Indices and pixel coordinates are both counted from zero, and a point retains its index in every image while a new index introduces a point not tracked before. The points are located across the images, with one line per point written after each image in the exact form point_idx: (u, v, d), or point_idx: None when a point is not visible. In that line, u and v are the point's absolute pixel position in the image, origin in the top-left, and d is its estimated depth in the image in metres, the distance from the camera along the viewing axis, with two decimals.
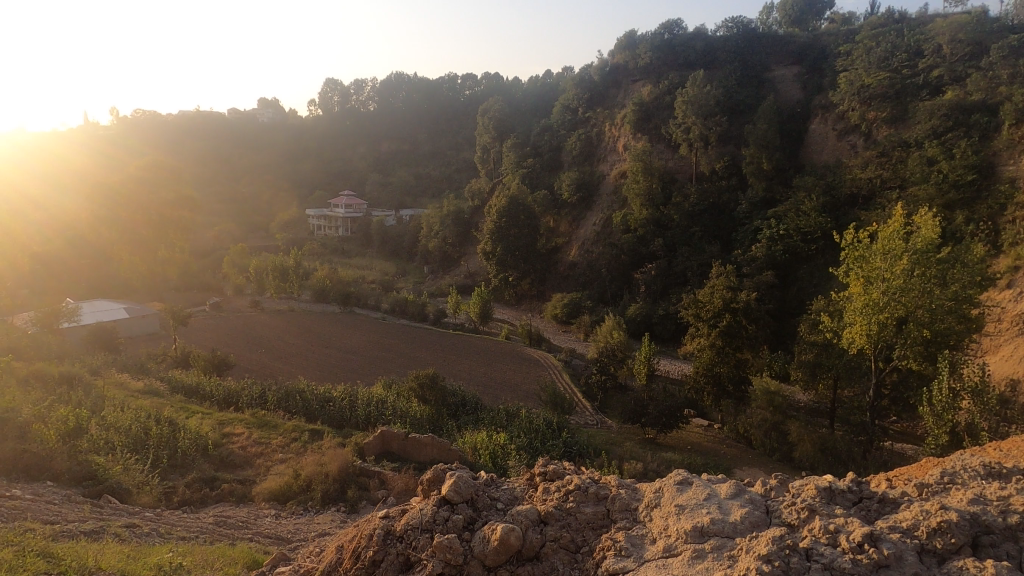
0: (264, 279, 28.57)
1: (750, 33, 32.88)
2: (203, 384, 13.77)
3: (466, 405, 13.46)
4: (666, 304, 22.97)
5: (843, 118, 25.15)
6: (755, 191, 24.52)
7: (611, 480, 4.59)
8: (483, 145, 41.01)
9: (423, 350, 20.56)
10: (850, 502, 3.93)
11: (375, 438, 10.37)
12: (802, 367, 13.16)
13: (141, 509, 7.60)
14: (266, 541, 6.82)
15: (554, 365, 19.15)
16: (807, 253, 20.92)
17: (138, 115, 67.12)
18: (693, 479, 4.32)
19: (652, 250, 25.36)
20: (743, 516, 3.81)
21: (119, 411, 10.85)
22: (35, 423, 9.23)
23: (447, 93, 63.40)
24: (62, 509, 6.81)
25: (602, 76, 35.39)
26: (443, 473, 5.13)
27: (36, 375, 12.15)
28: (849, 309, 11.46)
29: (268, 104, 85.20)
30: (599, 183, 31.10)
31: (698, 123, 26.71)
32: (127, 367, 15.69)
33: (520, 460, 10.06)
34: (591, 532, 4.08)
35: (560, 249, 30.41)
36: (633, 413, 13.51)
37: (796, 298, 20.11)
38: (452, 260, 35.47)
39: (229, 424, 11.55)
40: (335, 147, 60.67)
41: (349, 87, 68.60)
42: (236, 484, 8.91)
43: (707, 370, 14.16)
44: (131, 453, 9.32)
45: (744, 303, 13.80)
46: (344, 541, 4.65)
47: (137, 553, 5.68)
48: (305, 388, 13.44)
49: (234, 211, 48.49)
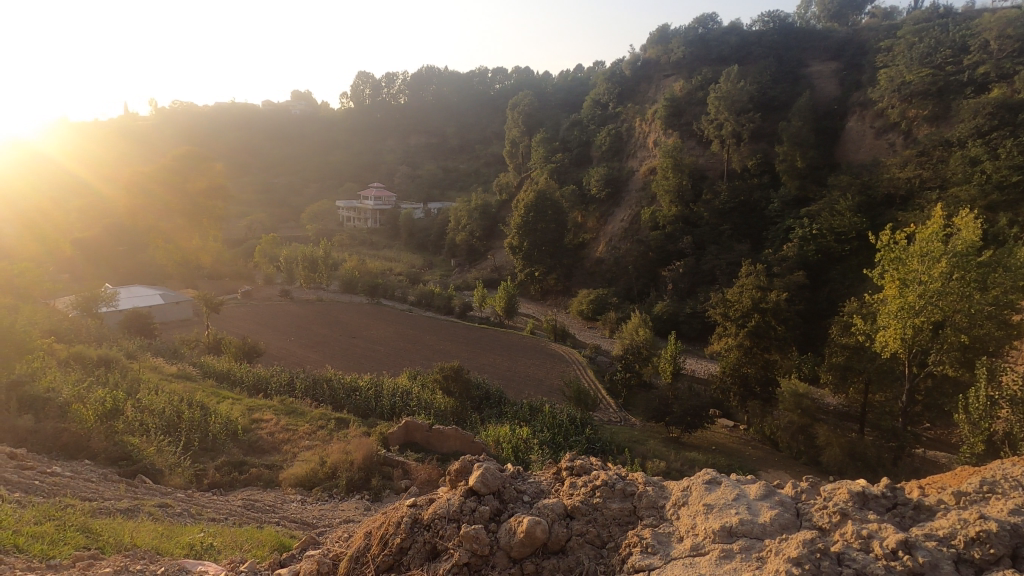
0: (293, 269, 29.01)
1: (787, 28, 32.56)
2: (234, 369, 14.10)
3: (490, 398, 13.53)
4: (694, 303, 22.74)
5: (882, 116, 24.58)
6: (788, 190, 24.01)
7: (638, 476, 4.54)
8: (512, 139, 41.04)
9: (448, 343, 20.69)
10: (884, 508, 3.86)
11: (399, 428, 10.49)
12: (833, 370, 12.94)
13: (173, 490, 7.82)
14: (291, 526, 6.96)
15: (578, 361, 19.09)
16: (840, 254, 20.43)
17: (174, 108, 68.80)
18: (723, 479, 4.27)
19: (680, 248, 25.11)
20: (773, 518, 3.75)
21: (153, 394, 11.18)
22: (75, 403, 9.62)
23: (478, 86, 65.61)
24: (99, 487, 7.05)
25: (633, 71, 35.23)
26: (471, 464, 5.16)
27: (76, 357, 12.61)
28: (883, 311, 11.19)
29: (300, 96, 86.53)
30: (628, 179, 30.95)
31: (731, 120, 26.27)
32: (161, 351, 16.12)
33: (542, 455, 10.11)
34: (617, 528, 4.07)
35: (587, 244, 30.27)
36: (657, 411, 13.44)
37: (827, 299, 19.64)
38: (480, 254, 35.55)
39: (257, 410, 11.78)
40: (365, 140, 61.38)
41: (380, 80, 69.28)
42: (264, 468, 9.11)
43: (734, 371, 14.01)
44: (164, 435, 9.61)
45: (774, 304, 13.69)
46: (372, 527, 4.67)
47: (171, 532, 5.85)
48: (333, 377, 13.69)
49: (266, 201, 49.25)
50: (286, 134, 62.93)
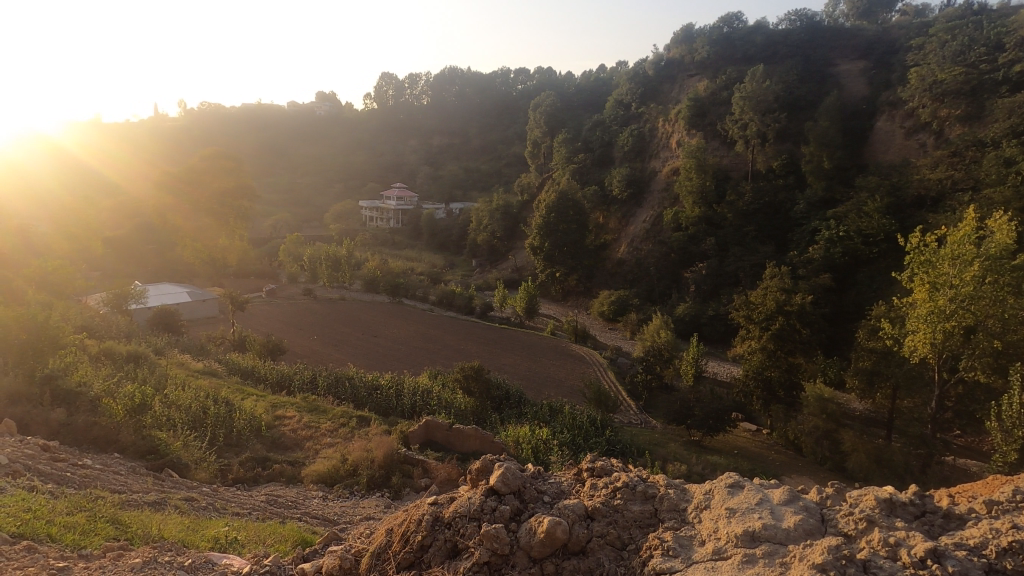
0: (317, 268, 29.36)
1: (814, 26, 32.13)
2: (259, 367, 14.33)
3: (510, 398, 13.55)
4: (716, 305, 22.51)
5: (912, 116, 24.13)
6: (814, 190, 23.63)
7: (659, 478, 4.51)
8: (534, 140, 41.06)
9: (468, 343, 20.76)
10: (912, 516, 3.77)
11: (419, 426, 10.55)
12: (859, 374, 12.70)
13: (199, 484, 7.97)
14: (313, 522, 7.05)
15: (599, 362, 19.01)
16: (867, 257, 19.99)
17: (203, 110, 70.35)
18: (745, 484, 4.22)
19: (703, 249, 24.92)
20: (796, 523, 3.70)
21: (180, 389, 11.41)
22: (105, 397, 9.86)
23: (500, 87, 65.86)
24: (127, 480, 7.22)
25: (656, 71, 35.01)
26: (492, 463, 5.18)
27: (107, 353, 12.94)
28: (912, 315, 10.92)
29: (325, 98, 87.71)
30: (650, 180, 30.75)
31: (756, 120, 26.02)
32: (188, 348, 16.44)
33: (562, 456, 10.10)
34: (638, 530, 4.04)
35: (609, 245, 30.11)
36: (679, 414, 13.34)
37: (853, 302, 19.28)
38: (501, 254, 35.60)
39: (281, 407, 11.96)
40: (388, 140, 61.90)
41: (403, 81, 71.13)
42: (287, 465, 9.23)
43: (758, 374, 13.84)
44: (190, 430, 9.81)
45: (799, 306, 13.56)
46: (393, 524, 4.71)
47: (197, 525, 5.96)
48: (354, 375, 13.84)
49: (290, 201, 49.90)
50: (311, 135, 63.82)
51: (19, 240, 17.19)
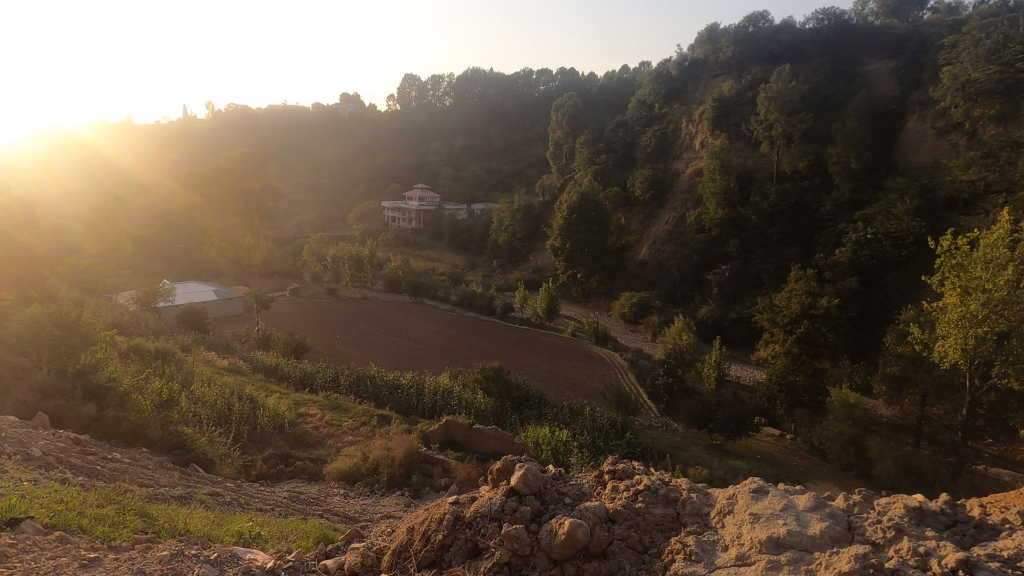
0: (340, 267, 29.66)
1: (843, 25, 31.62)
2: (282, 364, 14.51)
3: (530, 399, 13.54)
4: (740, 308, 22.24)
5: (944, 116, 23.63)
6: (841, 192, 23.23)
7: (682, 482, 4.47)
8: (556, 141, 41.02)
9: (488, 344, 20.81)
10: (942, 525, 3.70)
11: (440, 426, 10.58)
12: (887, 380, 12.44)
13: (223, 479, 8.11)
14: (334, 519, 7.12)
15: (619, 364, 18.91)
16: (896, 260, 19.52)
17: (231, 111, 71.68)
18: (769, 488, 4.17)
19: (726, 251, 24.66)
20: (822, 530, 3.64)
21: (206, 386, 11.62)
22: (133, 392, 10.07)
23: (523, 88, 65.95)
24: (155, 474, 7.37)
25: (680, 71, 34.74)
26: (513, 464, 5.18)
27: (136, 349, 13.24)
28: (943, 320, 10.65)
29: (349, 100, 88.70)
30: (673, 181, 30.51)
31: (781, 121, 25.69)
32: (214, 345, 16.74)
33: (582, 458, 10.06)
34: (660, 534, 4.01)
35: (630, 247, 29.91)
36: (700, 418, 13.20)
37: (881, 305, 18.88)
38: (522, 255, 35.60)
39: (304, 405, 12.11)
40: (411, 140, 62.35)
41: (426, 82, 72.20)
42: (309, 462, 9.34)
43: (782, 379, 13.64)
44: (216, 426, 9.99)
45: (824, 310, 13.37)
46: (415, 522, 4.74)
47: (222, 520, 6.06)
48: (376, 374, 13.94)
49: (314, 202, 50.50)
50: (335, 136, 64.57)
51: (52, 238, 17.82)
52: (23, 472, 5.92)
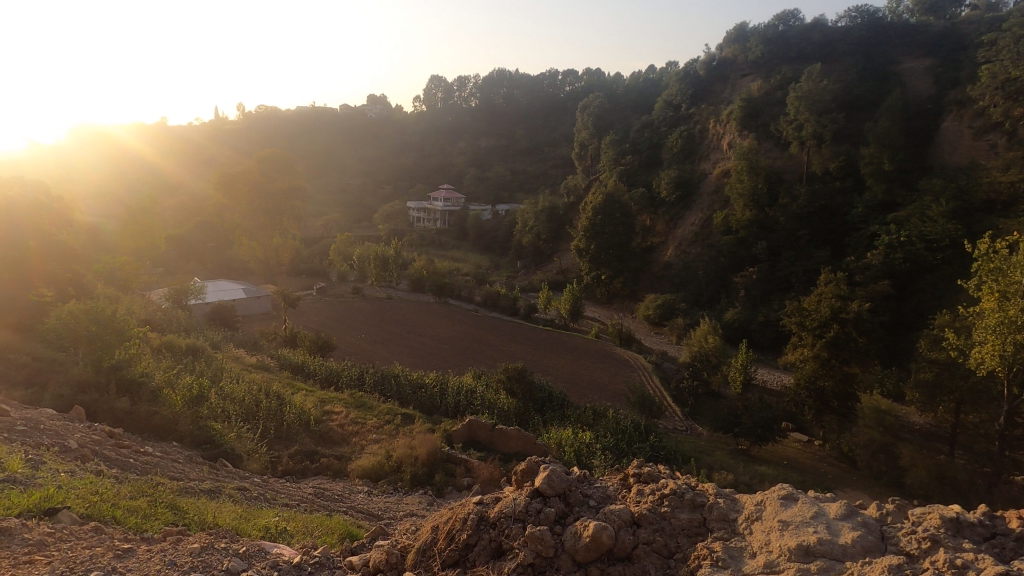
0: (366, 267, 29.91)
1: (876, 23, 31.09)
2: (308, 363, 14.70)
3: (553, 400, 13.51)
4: (767, 311, 21.89)
5: (983, 115, 22.97)
6: (873, 193, 22.71)
7: (708, 487, 4.41)
8: (581, 141, 40.89)
9: (511, 344, 20.89)
10: (980, 537, 3.58)
11: (463, 426, 10.63)
12: (920, 387, 12.12)
13: (251, 474, 8.26)
14: (358, 516, 7.19)
15: (643, 367, 18.76)
16: (930, 263, 18.98)
17: (261, 113, 73.01)
18: (798, 496, 4.09)
19: (753, 253, 24.30)
20: (854, 539, 3.57)
21: (235, 383, 11.85)
22: (165, 388, 10.31)
23: (548, 89, 65.90)
24: (185, 468, 7.54)
25: (708, 71, 34.38)
26: (537, 465, 5.18)
27: (168, 345, 13.55)
28: (980, 326, 10.33)
29: (377, 100, 89.65)
30: (700, 182, 30.16)
31: (811, 121, 25.23)
32: (243, 343, 17.05)
33: (605, 461, 10.00)
34: (685, 539, 3.96)
35: (655, 248, 29.64)
36: (725, 422, 13.02)
37: (915, 311, 18.43)
38: (546, 256, 35.57)
39: (329, 402, 12.25)
40: (437, 141, 62.72)
41: (452, 84, 72.62)
42: (334, 459, 9.46)
43: (810, 384, 13.38)
44: (244, 422, 10.19)
45: (855, 314, 13.10)
46: (439, 521, 4.76)
47: (249, 514, 6.16)
48: (400, 373, 14.04)
49: (341, 202, 51.11)
50: (362, 137, 65.33)
51: (89, 236, 18.28)
52: (60, 464, 6.11)
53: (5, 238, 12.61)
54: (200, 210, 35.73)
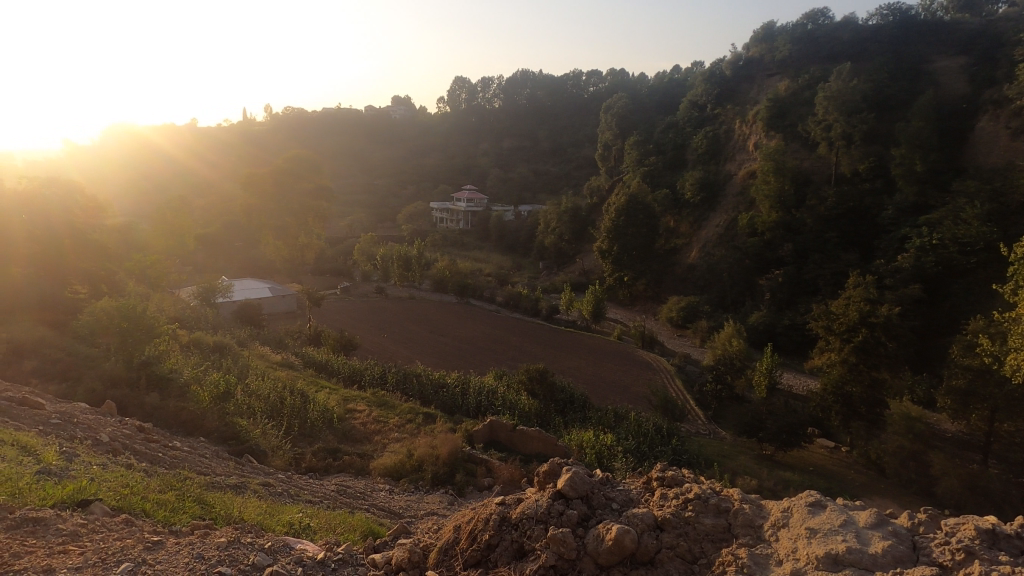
0: (389, 267, 30.13)
1: (909, 20, 30.68)
2: (332, 361, 14.87)
3: (574, 402, 13.46)
4: (793, 314, 21.55)
5: (1020, 115, 22.29)
6: (904, 195, 22.21)
7: (734, 492, 4.35)
8: (605, 142, 40.73)
9: (532, 344, 20.88)
10: (1019, 549, 3.47)
11: (484, 426, 10.66)
12: (952, 394, 11.81)
13: (275, 470, 8.38)
14: (380, 514, 7.25)
15: (666, 369, 18.58)
16: (963, 267, 18.45)
17: (288, 114, 74.09)
18: (827, 503, 4.01)
19: (780, 256, 23.90)
20: (884, 549, 3.48)
21: (261, 380, 12.05)
22: (193, 384, 10.51)
23: (572, 90, 65.73)
24: (211, 463, 7.67)
25: (734, 71, 34.07)
26: (559, 467, 5.16)
27: (196, 343, 13.81)
28: (1016, 332, 10.00)
29: (401, 102, 90.38)
30: (725, 183, 29.81)
31: (840, 121, 24.90)
32: (268, 341, 17.32)
33: (626, 464, 9.93)
34: (710, 545, 3.91)
35: (679, 250, 29.37)
36: (749, 426, 12.83)
37: (947, 316, 17.97)
38: (568, 257, 35.50)
39: (352, 400, 12.38)
40: (460, 142, 62.95)
41: (476, 85, 72.91)
42: (356, 456, 9.55)
43: (837, 389, 13.11)
44: (269, 419, 10.34)
45: (884, 318, 12.87)
46: (461, 521, 4.76)
47: (274, 510, 6.25)
48: (422, 373, 14.13)
49: (366, 202, 51.58)
50: (386, 139, 65.90)
51: (121, 234, 18.71)
52: (93, 457, 6.26)
53: (41, 235, 13.11)
54: (228, 210, 36.31)
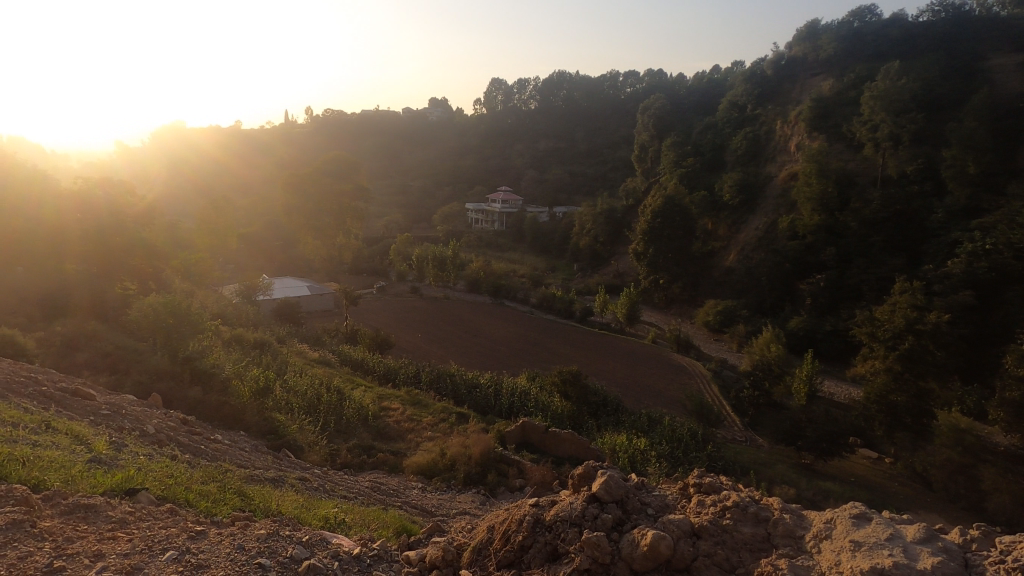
0: (424, 267, 30.39)
1: (961, 17, 29.65)
2: (368, 359, 15.09)
3: (608, 405, 13.36)
4: (835, 320, 20.98)
5: None
6: (955, 199, 21.40)
7: (773, 501, 4.25)
8: (640, 144, 40.08)
9: (566, 347, 20.72)
10: None
11: (516, 427, 10.66)
12: (1005, 406, 11.31)
13: (311, 465, 8.53)
14: (412, 511, 7.30)
15: (702, 374, 18.27)
16: (1019, 273, 17.58)
17: (328, 116, 75.57)
18: (872, 516, 3.87)
19: (822, 260, 23.24)
20: (934, 564, 3.34)
21: (299, 376, 12.32)
22: (234, 378, 10.79)
23: (609, 91, 65.33)
24: (250, 456, 7.86)
25: (776, 71, 33.46)
26: (594, 470, 5.12)
27: (237, 339, 14.18)
28: None
29: (439, 104, 91.26)
30: (764, 185, 29.19)
31: (888, 121, 24.31)
32: (306, 338, 17.66)
33: (659, 469, 9.78)
34: (748, 554, 3.82)
35: (717, 253, 28.87)
36: (787, 434, 12.53)
37: (1002, 324, 17.03)
38: (603, 259, 35.26)
39: (387, 399, 12.55)
40: (496, 143, 63.09)
41: (512, 87, 73.14)
42: (390, 454, 9.66)
43: (881, 398, 12.66)
44: (306, 415, 10.54)
45: (932, 326, 12.64)
46: (495, 522, 4.77)
47: (310, 504, 6.37)
48: (456, 373, 14.22)
49: (402, 203, 52.24)
50: (423, 141, 66.58)
51: (168, 232, 19.37)
52: (139, 447, 6.49)
53: (93, 232, 13.61)
54: (269, 210, 37.11)
